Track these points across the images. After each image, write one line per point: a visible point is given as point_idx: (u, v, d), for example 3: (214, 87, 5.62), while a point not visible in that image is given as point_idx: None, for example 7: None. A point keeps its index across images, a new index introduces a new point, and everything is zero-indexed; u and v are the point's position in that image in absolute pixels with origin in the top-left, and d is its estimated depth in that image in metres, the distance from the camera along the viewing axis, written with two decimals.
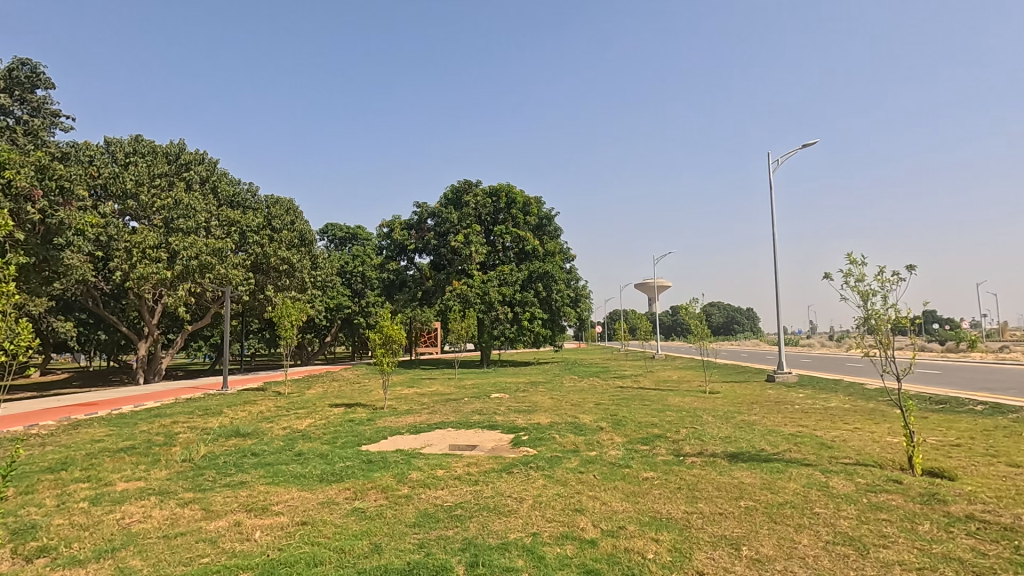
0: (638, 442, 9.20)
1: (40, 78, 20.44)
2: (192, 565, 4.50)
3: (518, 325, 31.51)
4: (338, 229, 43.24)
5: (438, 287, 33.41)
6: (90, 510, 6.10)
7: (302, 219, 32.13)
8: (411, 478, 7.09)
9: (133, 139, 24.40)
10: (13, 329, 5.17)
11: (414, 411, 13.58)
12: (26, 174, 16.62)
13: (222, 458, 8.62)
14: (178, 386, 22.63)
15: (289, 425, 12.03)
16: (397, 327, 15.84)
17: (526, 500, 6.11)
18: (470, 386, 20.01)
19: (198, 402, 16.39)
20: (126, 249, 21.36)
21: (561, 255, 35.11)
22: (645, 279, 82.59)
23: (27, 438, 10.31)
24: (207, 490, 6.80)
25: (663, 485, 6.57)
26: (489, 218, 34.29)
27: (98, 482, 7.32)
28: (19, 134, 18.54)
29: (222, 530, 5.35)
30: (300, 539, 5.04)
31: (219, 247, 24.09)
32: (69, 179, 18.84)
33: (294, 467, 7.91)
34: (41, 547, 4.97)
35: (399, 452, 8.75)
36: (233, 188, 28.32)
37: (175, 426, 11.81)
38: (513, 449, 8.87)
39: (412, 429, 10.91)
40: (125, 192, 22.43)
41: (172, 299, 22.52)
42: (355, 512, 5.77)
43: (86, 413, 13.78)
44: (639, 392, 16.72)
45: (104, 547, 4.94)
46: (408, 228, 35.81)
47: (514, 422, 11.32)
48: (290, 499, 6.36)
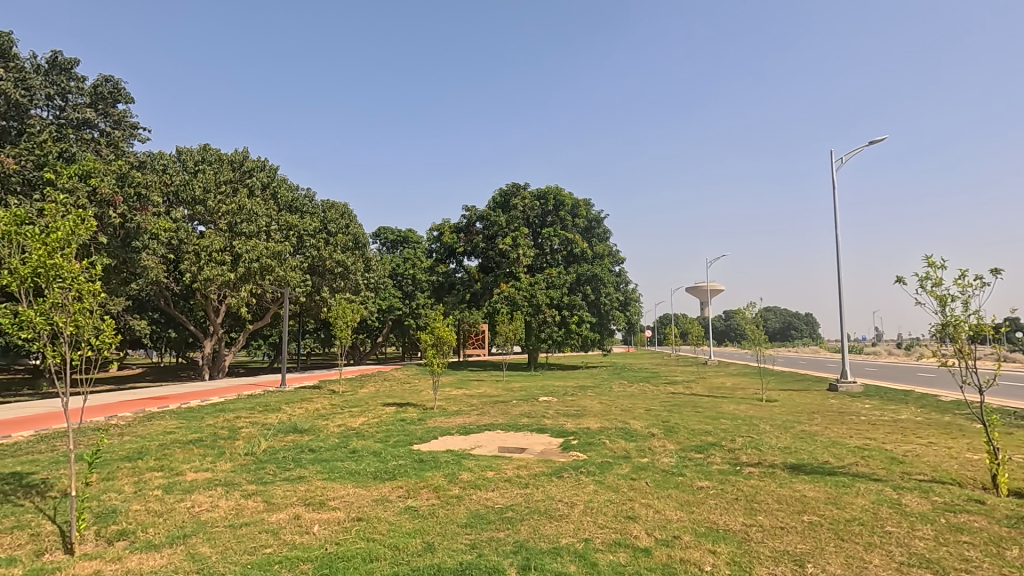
0: (692, 449, 8.96)
1: (122, 92, 21.02)
2: (257, 555, 4.69)
3: (566, 329, 31.24)
4: (390, 233, 44.42)
5: (486, 289, 33.59)
6: (164, 497, 6.48)
7: (356, 223, 33.13)
8: (462, 479, 7.16)
9: (202, 148, 25.79)
10: (99, 327, 5.84)
11: (464, 412, 13.74)
12: (108, 182, 17.77)
13: (283, 452, 9.01)
14: (219, 386, 21.95)
15: (344, 423, 12.37)
16: (448, 328, 16.04)
17: (578, 505, 6.05)
18: (520, 389, 19.99)
19: (258, 398, 17.13)
20: (194, 252, 22.80)
21: (609, 257, 34.83)
22: (697, 285, 80.58)
23: (107, 428, 11.00)
24: (268, 483, 7.10)
25: (720, 495, 6.36)
26: (537, 220, 34.36)
27: (170, 471, 7.77)
28: (103, 146, 19.71)
29: (282, 522, 5.56)
30: (357, 534, 5.17)
31: (279, 250, 25.23)
32: (145, 186, 19.89)
33: (350, 464, 8.15)
34: (121, 531, 5.31)
35: (450, 452, 8.84)
36: (292, 194, 29.47)
37: (237, 421, 12.37)
38: (563, 453, 8.80)
39: (462, 430, 10.97)
40: (194, 199, 23.82)
41: (234, 299, 23.71)
42: (408, 511, 5.87)
43: (159, 407, 14.70)
44: (692, 398, 16.25)
45: (176, 533, 5.23)
46: (457, 231, 36.37)
47: (563, 426, 11.25)
48: (346, 495, 6.54)
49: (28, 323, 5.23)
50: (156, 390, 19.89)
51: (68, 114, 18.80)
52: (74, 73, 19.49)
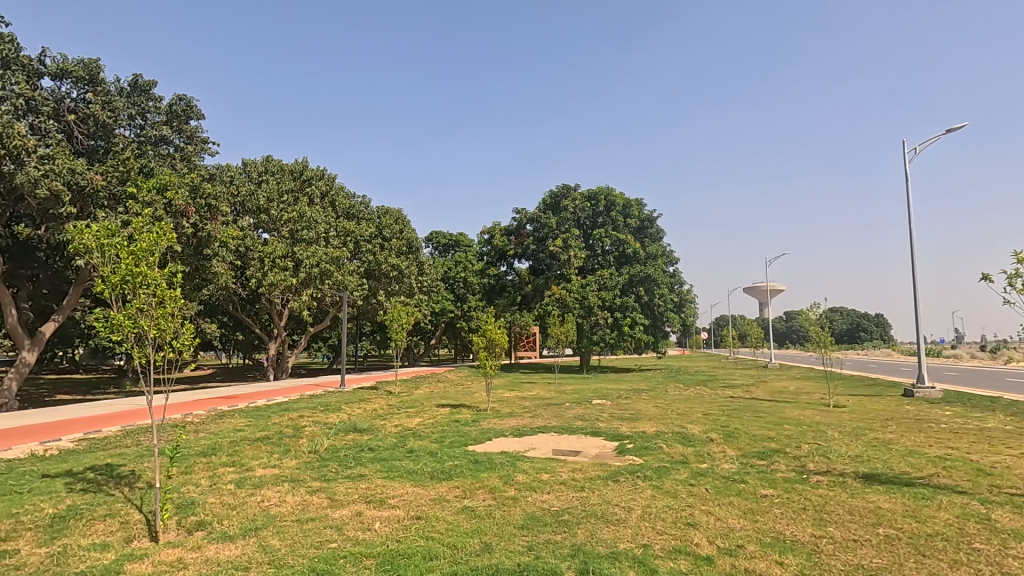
0: (754, 456, 8.62)
1: (194, 109, 22.26)
2: (323, 549, 4.87)
3: (619, 332, 30.80)
4: (442, 237, 45.25)
5: (537, 291, 33.52)
6: (236, 491, 6.84)
7: (410, 228, 33.93)
8: (517, 480, 7.17)
9: (265, 159, 27.10)
10: (180, 330, 6.35)
11: (517, 414, 13.78)
12: (182, 194, 18.87)
13: (344, 451, 9.34)
14: (284, 386, 23.17)
15: (401, 423, 12.68)
16: (500, 330, 16.14)
17: (636, 509, 5.94)
18: (572, 391, 19.86)
19: (319, 398, 17.79)
20: (260, 259, 23.99)
21: (663, 258, 34.13)
22: (756, 286, 77.60)
23: (184, 425, 11.75)
24: (331, 480, 7.38)
25: (785, 504, 6.09)
26: (588, 221, 34.19)
27: (241, 467, 8.20)
28: (178, 161, 21.04)
29: (345, 519, 5.76)
30: (416, 532, 5.29)
31: (337, 255, 26.18)
32: (215, 197, 21.06)
33: (408, 464, 8.34)
34: (199, 522, 5.64)
35: (505, 454, 8.89)
36: (349, 201, 30.53)
37: (300, 420, 12.90)
38: (618, 457, 8.67)
39: (515, 432, 11.02)
40: (259, 208, 25.06)
41: (297, 303, 24.78)
42: (465, 510, 5.96)
43: (229, 406, 15.53)
44: (752, 403, 15.65)
45: (249, 525, 5.51)
46: (508, 234, 36.62)
47: (618, 430, 11.09)
48: (404, 494, 6.71)
49: (119, 327, 5.68)
50: (224, 390, 20.97)
51: (148, 133, 20.18)
52: (152, 93, 20.88)
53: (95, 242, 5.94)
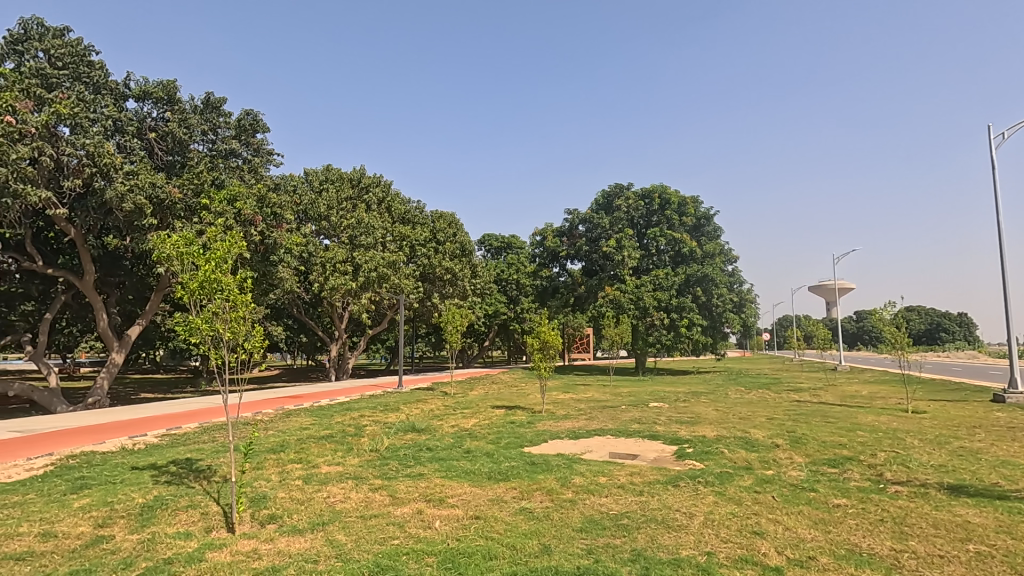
0: (824, 463, 8.19)
1: (260, 123, 23.42)
2: (386, 545, 5.01)
3: (675, 333, 30.05)
4: (494, 239, 45.67)
5: (590, 292, 33.21)
6: (304, 487, 7.16)
7: (463, 231, 34.44)
8: (574, 483, 7.13)
9: (326, 169, 28.21)
10: (251, 333, 6.75)
11: (572, 416, 13.70)
12: (250, 203, 19.93)
13: (403, 450, 9.58)
14: (347, 386, 24.24)
15: (457, 423, 12.87)
16: (554, 332, 16.09)
17: (698, 516, 5.78)
18: (628, 394, 19.56)
19: (378, 398, 18.32)
20: (321, 264, 25.00)
21: (721, 256, 33.05)
22: (822, 284, 73.82)
23: (255, 423, 12.38)
24: (392, 478, 7.58)
25: (861, 515, 5.75)
26: (642, 221, 33.64)
27: (308, 464, 8.57)
28: (246, 173, 22.25)
29: (406, 516, 5.90)
30: (475, 532, 5.35)
31: (393, 260, 26.92)
32: (280, 206, 22.12)
33: (465, 464, 8.46)
34: (270, 515, 5.93)
35: (561, 456, 8.86)
36: (404, 206, 31.32)
37: (362, 420, 13.32)
38: (678, 461, 8.46)
39: (571, 434, 10.97)
40: (320, 215, 26.11)
41: (356, 306, 25.66)
42: (523, 512, 5.98)
43: (295, 405, 16.25)
44: (821, 407, 14.88)
45: (317, 520, 5.74)
46: (560, 235, 36.51)
47: (677, 433, 10.82)
48: (463, 493, 6.80)
49: (197, 329, 6.09)
50: (290, 390, 22.01)
51: (219, 147, 21.45)
52: (223, 110, 22.11)
53: (175, 251, 6.33)
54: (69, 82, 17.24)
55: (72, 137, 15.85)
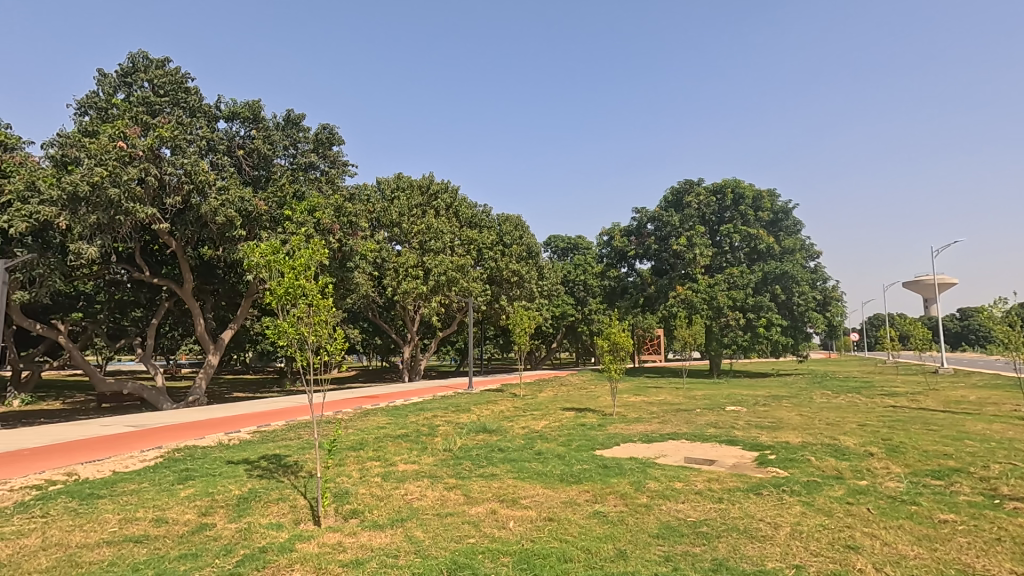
0: (927, 475, 7.51)
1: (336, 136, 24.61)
2: (462, 544, 5.11)
3: (753, 333, 28.65)
4: (560, 241, 45.59)
5: (660, 292, 32.36)
6: (383, 484, 7.44)
7: (529, 233, 34.62)
8: (649, 488, 6.96)
9: (397, 177, 29.24)
10: (333, 336, 7.12)
11: (644, 420, 13.39)
12: (328, 213, 20.99)
13: (476, 450, 9.74)
14: (424, 386, 25.39)
15: (527, 425, 12.91)
16: (624, 333, 15.79)
17: (784, 527, 5.48)
18: (703, 397, 18.85)
19: (450, 399, 18.72)
20: (394, 269, 25.92)
21: (802, 252, 31.20)
22: (918, 280, 67.98)
23: (336, 422, 13.00)
24: (466, 478, 7.72)
25: (973, 533, 5.23)
26: (715, 218, 32.44)
27: (386, 462, 8.90)
28: (324, 184, 23.44)
29: (481, 516, 5.99)
30: (550, 534, 5.35)
31: (461, 263, 27.48)
32: (355, 214, 23.13)
33: (537, 465, 8.48)
34: (353, 511, 6.19)
35: (634, 460, 8.68)
36: (471, 211, 31.90)
37: (435, 420, 13.66)
38: (760, 468, 8.06)
39: (644, 437, 10.72)
40: (392, 222, 27.09)
41: (427, 309, 26.40)
42: (597, 515, 5.91)
43: (373, 404, 16.95)
44: (920, 414, 13.68)
45: (396, 516, 5.95)
46: (628, 235, 35.86)
47: (757, 439, 10.32)
48: (536, 495, 6.82)
49: (284, 333, 6.51)
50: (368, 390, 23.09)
51: (300, 160, 22.76)
52: (302, 125, 23.40)
53: (263, 259, 6.76)
54: (169, 107, 18.88)
55: (172, 158, 17.34)
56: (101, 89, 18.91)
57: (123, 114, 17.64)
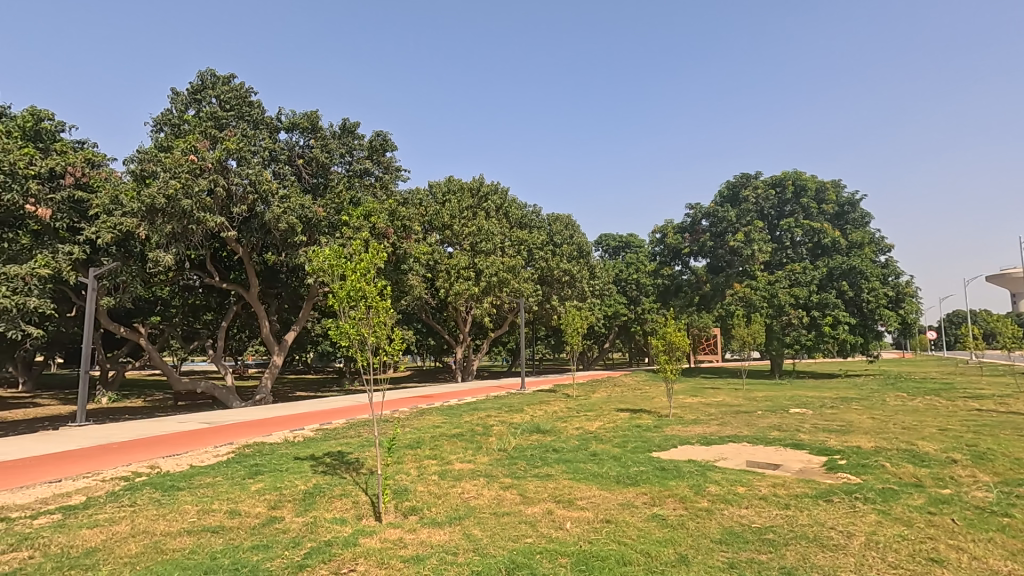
0: (1019, 485, 6.93)
1: (389, 142, 25.25)
2: (520, 543, 5.13)
3: (817, 332, 27.26)
4: (611, 240, 45.13)
5: (716, 290, 31.43)
6: (440, 482, 7.58)
7: (580, 232, 34.42)
8: (710, 492, 6.75)
9: (448, 180, 29.75)
10: (391, 337, 7.29)
11: (702, 422, 13.02)
12: (383, 217, 21.56)
13: (530, 450, 9.75)
14: (479, 386, 25.77)
15: (581, 426, 12.82)
16: (680, 332, 15.39)
17: (858, 536, 5.19)
18: (764, 398, 18.16)
19: (503, 400, 18.84)
20: (446, 271, 26.36)
21: (871, 245, 29.50)
22: (1003, 274, 62.92)
23: (393, 420, 13.35)
24: (521, 478, 7.75)
25: None
26: (774, 212, 31.20)
27: (442, 460, 9.06)
28: (379, 189, 24.14)
29: (538, 516, 5.99)
30: (607, 536, 5.29)
31: (512, 264, 27.58)
32: (408, 218, 23.66)
33: (592, 466, 8.40)
34: (411, 507, 6.34)
35: (693, 463, 8.45)
36: (521, 212, 32.04)
37: (489, 419, 13.79)
38: (829, 474, 7.67)
39: (702, 440, 10.43)
40: (444, 224, 27.57)
41: (479, 310, 26.69)
42: (656, 518, 5.79)
43: (428, 404, 17.29)
44: (1010, 418, 12.64)
45: (453, 514, 6.04)
46: (682, 232, 35.00)
47: (825, 443, 9.83)
48: (592, 496, 6.76)
49: (346, 334, 6.72)
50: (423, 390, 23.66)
51: (356, 167, 23.54)
52: (357, 133, 24.19)
53: (325, 263, 6.96)
54: (235, 121, 19.94)
55: (238, 169, 18.30)
56: (174, 107, 20.18)
57: (194, 129, 18.76)
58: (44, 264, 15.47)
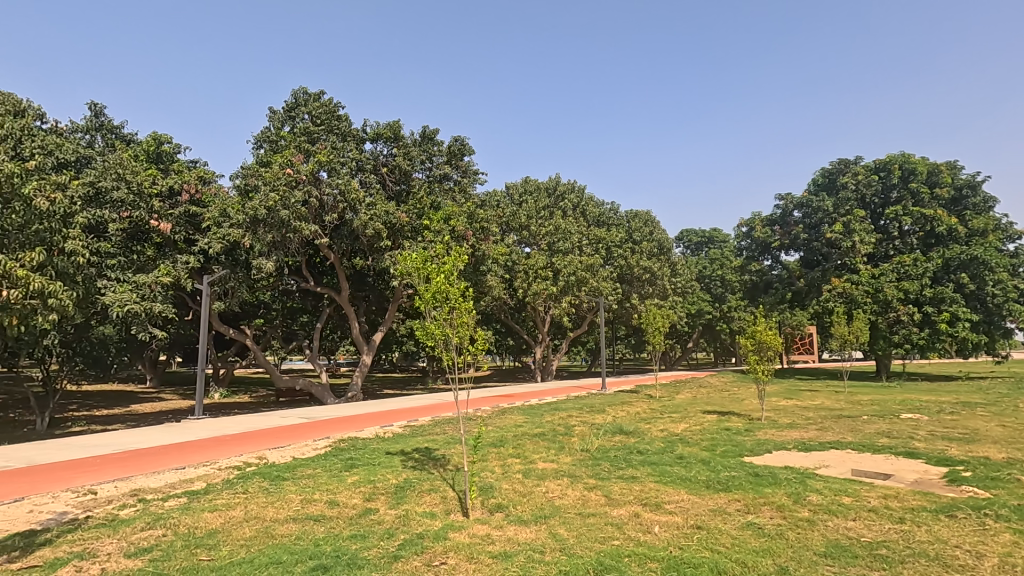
0: None
1: (466, 147, 25.80)
2: (607, 545, 5.05)
3: (931, 330, 24.78)
4: (693, 235, 43.54)
5: (812, 286, 29.42)
6: (524, 481, 7.64)
7: (660, 229, 33.46)
8: (811, 501, 6.32)
9: (524, 181, 29.98)
10: (475, 336, 7.45)
11: (799, 426, 12.21)
12: (462, 220, 22.06)
13: (614, 452, 9.59)
14: (560, 386, 25.76)
15: (667, 428, 12.44)
16: (772, 331, 14.52)
17: (989, 557, 4.65)
18: (869, 402, 16.74)
19: (584, 400, 18.68)
20: (524, 271, 26.54)
21: (996, 232, 26.40)
22: None
23: (476, 419, 13.61)
24: (606, 479, 7.64)
25: None
26: (878, 199, 28.64)
27: (526, 459, 9.12)
28: (458, 193, 24.76)
29: (624, 518, 5.88)
30: (699, 542, 5.10)
31: (591, 263, 27.28)
32: (486, 220, 24.08)
33: (680, 470, 8.13)
34: (497, 505, 6.43)
35: (790, 469, 7.95)
36: (598, 209, 31.67)
37: (570, 420, 13.72)
38: (951, 486, 6.94)
39: (800, 445, 9.78)
40: (521, 225, 27.79)
41: (557, 309, 26.66)
42: (752, 527, 5.50)
43: (509, 403, 17.48)
44: None
45: (538, 513, 6.06)
46: (771, 224, 33.03)
47: (945, 452, 8.89)
48: (680, 501, 6.54)
49: (433, 334, 6.96)
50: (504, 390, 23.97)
51: (435, 172, 24.30)
52: (437, 139, 24.93)
53: (411, 267, 7.16)
54: (325, 134, 21.23)
55: (329, 180, 19.46)
56: (272, 124, 21.80)
57: (290, 145, 20.19)
58: (166, 273, 17.24)
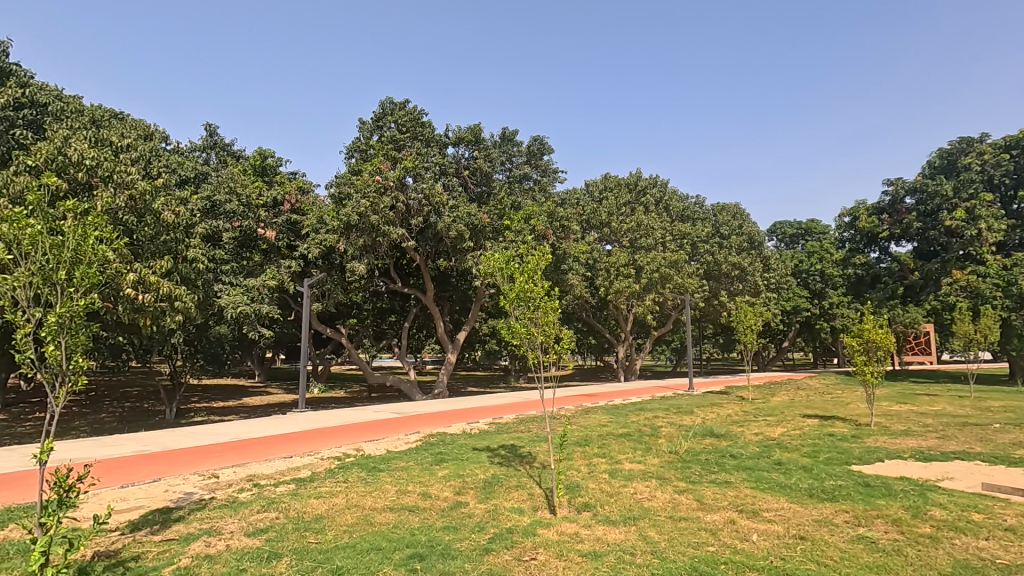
0: None
1: (545, 146, 25.85)
2: (701, 551, 4.88)
3: None
4: (787, 227, 40.93)
5: (928, 279, 26.72)
6: (611, 481, 7.55)
7: (750, 222, 31.76)
8: (934, 516, 5.74)
9: (604, 178, 29.59)
10: (561, 334, 7.47)
11: (916, 433, 11.12)
12: (543, 219, 22.14)
13: (705, 455, 9.23)
14: (644, 386, 25.06)
15: (762, 431, 11.78)
16: (882, 330, 13.34)
17: None
18: (1000, 409, 14.92)
19: (671, 401, 18.11)
20: (606, 269, 26.14)
21: None
22: None
23: (560, 418, 13.59)
24: (697, 483, 7.37)
25: None
26: (1009, 180, 25.54)
27: (612, 459, 8.99)
28: (538, 192, 24.86)
29: (719, 524, 5.65)
30: (804, 553, 4.80)
31: (676, 259, 26.37)
32: (566, 219, 23.99)
33: (778, 476, 7.68)
34: (585, 504, 6.40)
35: (906, 480, 7.27)
36: (682, 204, 30.63)
37: (657, 421, 13.37)
38: None
39: (918, 455, 8.91)
40: (601, 223, 27.43)
41: (640, 308, 26.04)
42: (863, 540, 5.09)
43: (592, 403, 17.26)
44: None
45: (628, 514, 5.97)
46: (878, 213, 30.27)
47: None
48: (780, 509, 6.17)
49: (518, 333, 7.08)
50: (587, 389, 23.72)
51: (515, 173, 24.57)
52: (516, 140, 25.25)
53: (495, 267, 7.29)
54: (410, 142, 22.14)
55: (414, 185, 20.24)
56: (361, 135, 23.00)
57: (378, 153, 21.25)
58: (271, 277, 18.73)
